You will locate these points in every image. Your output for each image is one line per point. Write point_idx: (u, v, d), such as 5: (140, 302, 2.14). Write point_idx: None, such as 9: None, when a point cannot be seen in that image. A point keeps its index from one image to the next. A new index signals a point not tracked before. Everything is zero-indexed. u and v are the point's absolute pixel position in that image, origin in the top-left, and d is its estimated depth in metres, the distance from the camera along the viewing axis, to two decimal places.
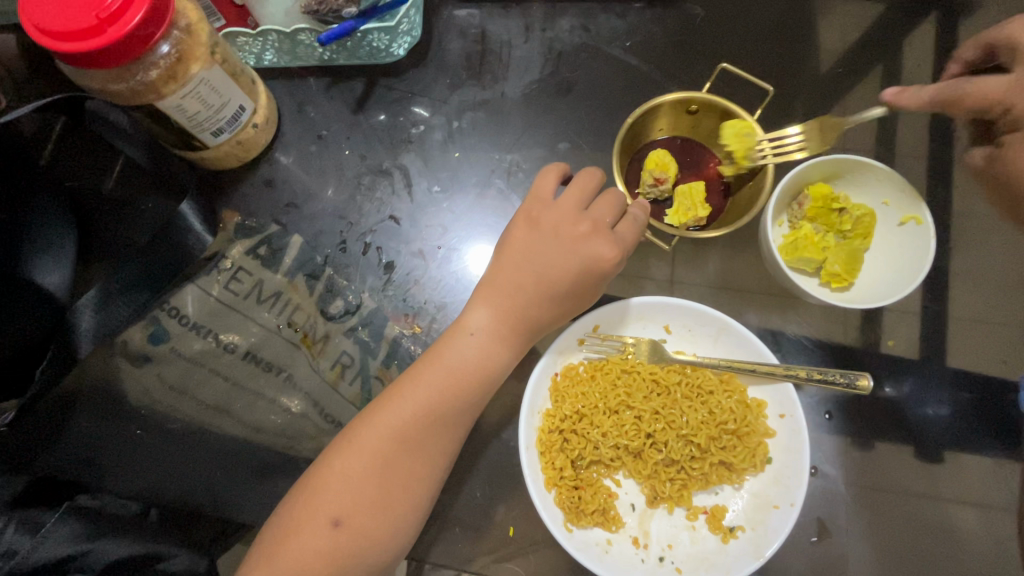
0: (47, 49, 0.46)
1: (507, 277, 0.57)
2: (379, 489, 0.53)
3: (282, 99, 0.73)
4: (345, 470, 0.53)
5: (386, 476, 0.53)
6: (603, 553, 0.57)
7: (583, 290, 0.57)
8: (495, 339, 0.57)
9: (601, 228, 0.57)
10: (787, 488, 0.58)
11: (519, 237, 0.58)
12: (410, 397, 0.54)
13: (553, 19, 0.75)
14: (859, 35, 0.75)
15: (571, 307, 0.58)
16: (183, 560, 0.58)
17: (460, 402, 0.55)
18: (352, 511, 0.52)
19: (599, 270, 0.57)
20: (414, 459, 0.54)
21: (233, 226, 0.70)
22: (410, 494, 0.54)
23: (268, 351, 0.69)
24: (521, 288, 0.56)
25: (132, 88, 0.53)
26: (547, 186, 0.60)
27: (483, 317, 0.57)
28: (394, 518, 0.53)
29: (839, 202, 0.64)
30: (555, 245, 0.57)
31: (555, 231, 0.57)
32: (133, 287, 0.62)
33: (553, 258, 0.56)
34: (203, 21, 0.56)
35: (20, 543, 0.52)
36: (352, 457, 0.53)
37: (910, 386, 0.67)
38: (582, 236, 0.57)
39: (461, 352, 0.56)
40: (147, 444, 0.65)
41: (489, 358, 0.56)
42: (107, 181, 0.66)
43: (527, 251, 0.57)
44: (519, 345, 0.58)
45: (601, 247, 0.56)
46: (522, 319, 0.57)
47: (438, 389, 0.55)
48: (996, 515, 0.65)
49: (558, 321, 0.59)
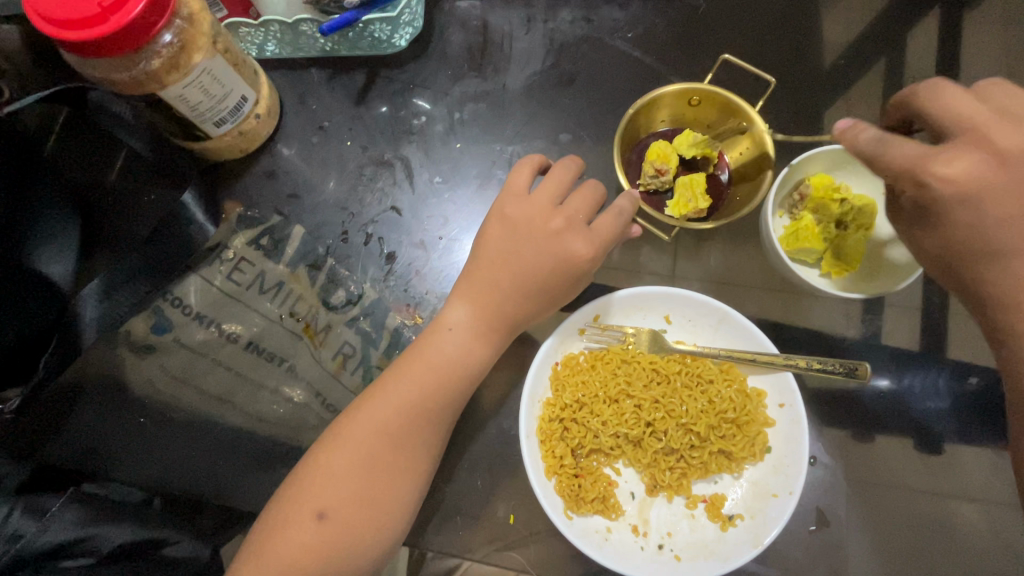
0: (51, 38, 0.47)
1: (484, 273, 0.57)
2: (367, 482, 0.53)
3: (284, 90, 0.74)
4: (333, 463, 0.53)
5: (371, 470, 0.53)
6: (603, 540, 0.57)
7: (560, 286, 0.57)
8: (474, 334, 0.57)
9: (575, 225, 0.57)
10: (786, 477, 0.58)
11: (493, 236, 0.58)
12: (394, 390, 0.55)
13: (555, 10, 0.75)
14: (862, 27, 0.74)
15: (548, 303, 0.58)
16: (185, 546, 0.59)
17: (445, 396, 0.56)
18: (338, 504, 0.52)
19: (574, 267, 0.57)
20: (401, 451, 0.54)
21: (236, 217, 0.71)
22: (399, 485, 0.54)
23: (271, 341, 0.69)
24: (498, 286, 0.57)
25: (134, 77, 0.53)
26: (522, 181, 0.59)
27: (461, 313, 0.57)
28: (383, 510, 0.54)
29: (840, 192, 0.63)
30: (528, 242, 0.57)
31: (527, 228, 0.57)
32: (137, 277, 0.63)
33: (527, 257, 0.57)
34: (205, 11, 0.56)
35: (26, 526, 0.52)
36: (339, 449, 0.53)
37: (910, 378, 0.67)
38: (555, 233, 0.57)
39: (441, 347, 0.56)
40: (150, 433, 0.65)
41: (468, 353, 0.57)
42: (110, 173, 0.66)
43: (503, 250, 0.57)
44: (499, 339, 0.58)
45: (574, 244, 0.56)
46: (499, 315, 0.57)
47: (424, 383, 0.55)
48: (995, 507, 0.65)
49: (538, 316, 0.59)
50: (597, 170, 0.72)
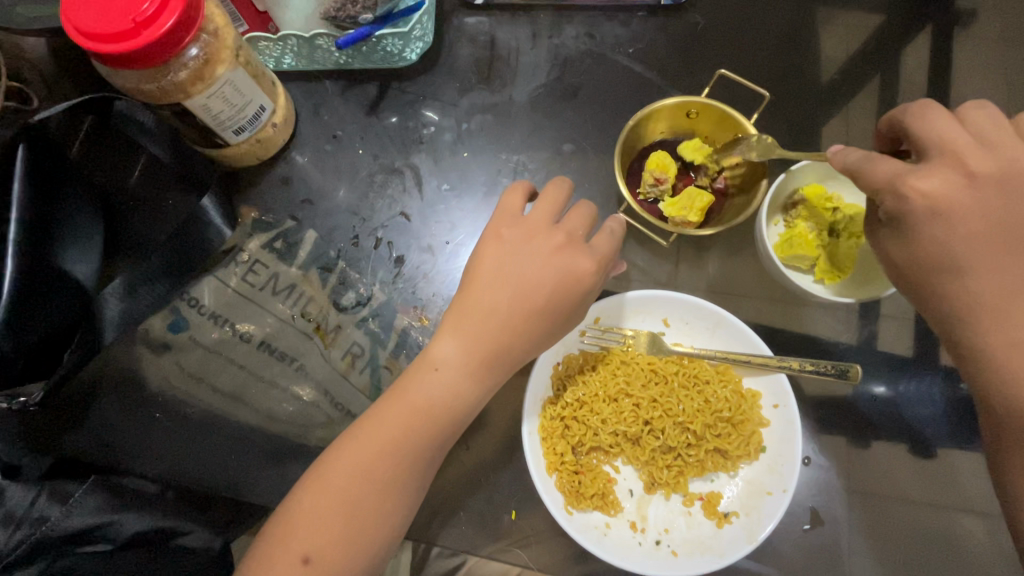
0: (87, 50, 0.50)
1: (474, 306, 0.56)
2: (348, 525, 0.53)
3: (299, 101, 0.77)
4: (314, 507, 0.53)
5: (354, 513, 0.53)
6: (603, 535, 0.59)
7: (560, 307, 0.57)
8: (463, 372, 0.55)
9: (576, 240, 0.58)
10: (781, 475, 0.60)
11: (489, 255, 0.58)
12: (377, 429, 0.54)
13: (560, 27, 0.78)
14: (857, 45, 0.77)
15: (547, 325, 0.57)
16: (198, 536, 0.65)
17: (426, 438, 0.55)
18: (323, 547, 0.52)
19: (578, 282, 0.57)
20: (381, 497, 0.54)
21: (251, 222, 0.74)
22: (384, 519, 0.54)
23: (283, 341, 0.71)
24: (495, 312, 0.56)
25: (162, 88, 0.56)
26: (516, 202, 0.60)
27: (449, 349, 0.55)
28: (367, 548, 0.53)
29: (832, 201, 0.66)
30: (530, 260, 0.57)
31: (527, 247, 0.57)
32: (158, 277, 0.67)
33: (530, 274, 0.56)
34: (229, 26, 0.59)
35: (51, 511, 0.57)
36: (320, 494, 0.53)
37: (904, 385, 0.69)
38: (559, 248, 0.57)
39: (429, 388, 0.55)
40: (163, 428, 0.68)
41: (457, 395, 0.56)
42: (132, 175, 0.65)
43: (501, 269, 0.57)
44: (488, 380, 0.57)
45: (578, 260, 0.57)
46: (490, 352, 0.56)
47: (408, 423, 0.54)
48: (986, 512, 0.66)
49: (535, 348, 0.58)
50: (600, 181, 0.75)
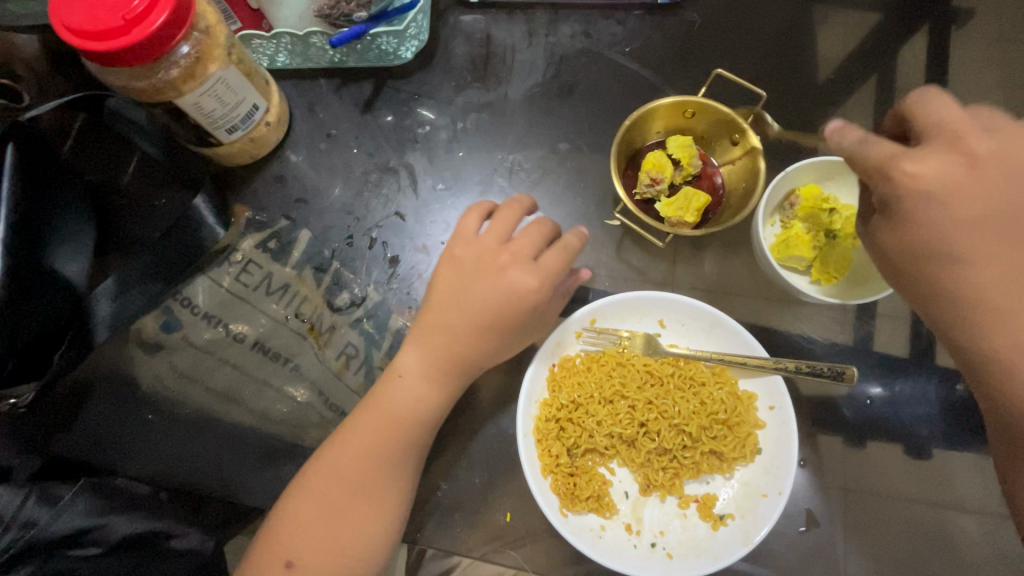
0: (75, 48, 0.49)
1: (431, 322, 0.58)
2: (332, 529, 0.55)
3: (293, 99, 0.76)
4: (298, 516, 0.55)
5: (337, 518, 0.55)
6: (597, 538, 0.59)
7: (510, 323, 0.57)
8: (427, 381, 0.57)
9: (520, 259, 0.57)
10: (776, 477, 0.60)
11: (442, 277, 0.59)
12: (352, 439, 0.56)
13: (556, 24, 0.78)
14: (854, 44, 0.77)
15: (505, 335, 0.58)
16: (192, 538, 0.63)
17: (400, 443, 0.57)
18: (310, 554, 0.54)
19: (524, 300, 0.56)
20: (364, 502, 0.55)
21: (244, 221, 0.73)
22: (368, 522, 0.56)
23: (276, 341, 0.71)
24: (450, 327, 0.57)
25: (153, 86, 0.55)
26: (470, 225, 0.60)
27: (412, 359, 0.58)
28: (353, 552, 0.55)
29: (829, 202, 0.66)
30: (476, 280, 0.57)
31: (475, 269, 0.58)
32: (149, 277, 0.66)
33: (476, 293, 0.57)
34: (221, 24, 0.59)
35: (39, 515, 0.55)
36: (306, 504, 0.55)
37: (900, 386, 0.69)
38: (501, 268, 0.57)
39: (399, 396, 0.57)
40: (156, 428, 0.66)
41: (419, 400, 0.57)
42: (124, 174, 0.70)
43: (453, 288, 0.58)
44: (452, 386, 0.58)
45: (520, 278, 0.57)
46: (452, 362, 0.57)
47: (384, 431, 0.56)
48: (983, 514, 0.66)
49: (504, 351, 0.59)
50: (596, 180, 0.75)
